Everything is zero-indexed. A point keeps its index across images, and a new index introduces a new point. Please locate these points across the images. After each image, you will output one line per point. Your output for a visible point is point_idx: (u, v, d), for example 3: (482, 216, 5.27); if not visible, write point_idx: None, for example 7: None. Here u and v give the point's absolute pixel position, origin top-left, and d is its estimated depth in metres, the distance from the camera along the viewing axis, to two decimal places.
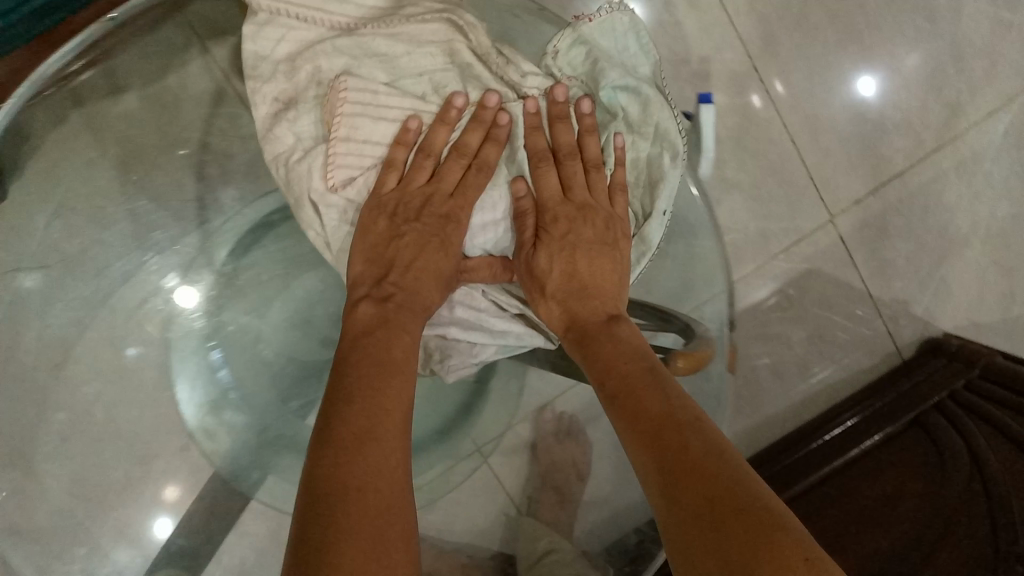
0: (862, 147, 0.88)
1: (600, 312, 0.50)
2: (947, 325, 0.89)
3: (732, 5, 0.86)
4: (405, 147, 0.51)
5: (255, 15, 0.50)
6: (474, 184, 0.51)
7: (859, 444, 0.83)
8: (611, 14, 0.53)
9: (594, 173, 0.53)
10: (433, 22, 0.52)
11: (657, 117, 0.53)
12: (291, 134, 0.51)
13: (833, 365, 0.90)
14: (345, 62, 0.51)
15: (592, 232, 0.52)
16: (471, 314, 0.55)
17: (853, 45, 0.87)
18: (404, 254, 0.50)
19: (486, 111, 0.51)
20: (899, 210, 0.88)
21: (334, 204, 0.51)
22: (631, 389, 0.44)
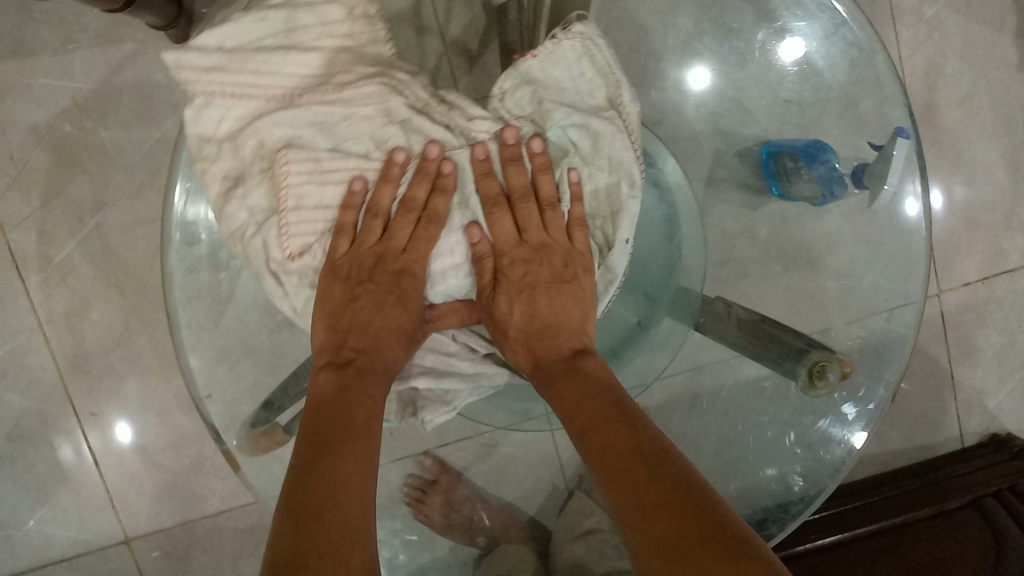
0: (985, 234, 0.92)
1: (564, 349, 0.52)
2: (1012, 424, 0.93)
3: (910, 65, 0.91)
4: (352, 211, 0.50)
5: (192, 98, 0.49)
6: (426, 239, 0.50)
7: (913, 510, 0.85)
8: (559, 40, 0.51)
9: (548, 212, 0.52)
10: (368, 85, 0.49)
11: (610, 147, 0.51)
12: (245, 211, 0.50)
13: (899, 433, 0.92)
14: (287, 133, 0.49)
15: (546, 271, 0.52)
16: (441, 361, 0.54)
17: (1006, 137, 0.92)
18: (364, 317, 0.51)
19: (428, 163, 0.49)
20: (1000, 303, 0.92)
21: (296, 271, 0.51)
22: (594, 428, 0.46)
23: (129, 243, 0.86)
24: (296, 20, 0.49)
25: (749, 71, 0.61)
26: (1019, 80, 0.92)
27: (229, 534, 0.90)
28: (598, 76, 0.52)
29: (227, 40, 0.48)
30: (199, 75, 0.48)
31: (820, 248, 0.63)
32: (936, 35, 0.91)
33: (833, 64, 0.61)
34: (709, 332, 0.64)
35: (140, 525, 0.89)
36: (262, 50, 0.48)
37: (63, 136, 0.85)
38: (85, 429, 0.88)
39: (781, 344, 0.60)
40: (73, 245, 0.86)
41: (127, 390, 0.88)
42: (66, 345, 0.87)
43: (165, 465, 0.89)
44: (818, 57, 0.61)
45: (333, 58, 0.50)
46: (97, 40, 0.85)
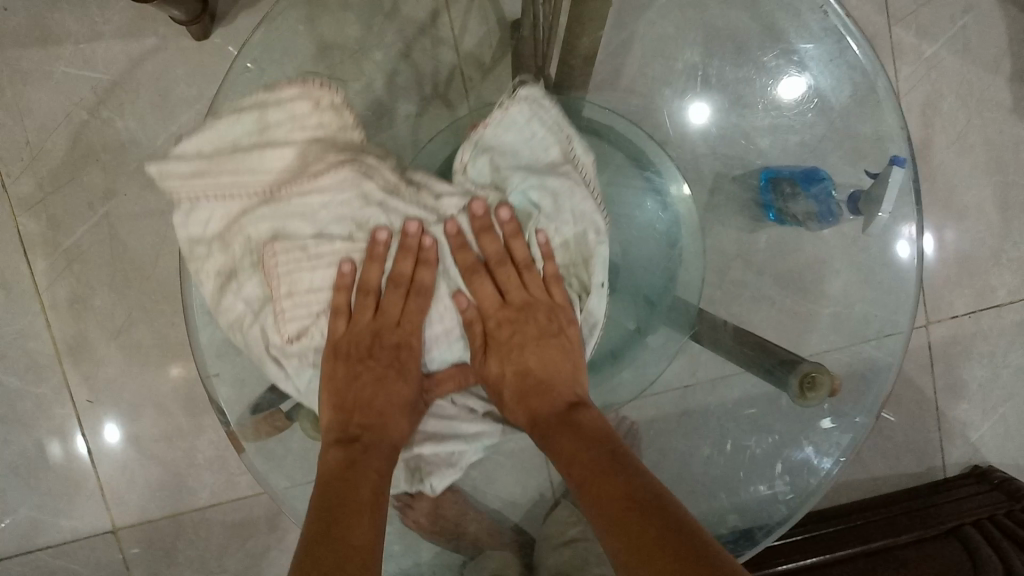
0: (974, 270, 0.94)
1: (559, 402, 0.53)
2: (994, 458, 0.95)
3: (907, 102, 0.94)
4: (344, 291, 0.51)
5: (178, 204, 0.50)
6: (417, 311, 0.53)
7: (894, 536, 0.86)
8: (509, 107, 0.52)
9: (526, 273, 0.54)
10: (340, 174, 0.49)
11: (573, 202, 0.53)
12: (241, 301, 0.52)
13: (883, 460, 0.94)
14: (271, 226, 0.50)
15: (533, 329, 0.54)
16: (442, 425, 0.56)
17: (998, 176, 0.94)
18: (366, 393, 0.52)
19: (409, 240, 0.51)
20: (986, 338, 0.95)
21: (295, 353, 0.52)
22: (588, 478, 0.48)
23: (138, 234, 0.88)
24: (268, 118, 0.50)
25: (746, 85, 0.64)
26: (1013, 121, 0.95)
27: (217, 528, 0.91)
28: (551, 133, 0.53)
29: (204, 145, 0.50)
30: (181, 183, 0.50)
31: (815, 271, 0.65)
32: (935, 74, 0.94)
33: (833, 84, 0.64)
34: (705, 341, 0.66)
35: (130, 515, 0.89)
36: (238, 152, 0.49)
37: (80, 123, 0.87)
38: (80, 415, 0.88)
39: (773, 352, 0.62)
40: (82, 232, 0.87)
41: (125, 379, 0.89)
42: (68, 331, 0.88)
43: (158, 456, 0.89)
44: (816, 74, 0.63)
45: (306, 149, 0.50)
46: (120, 33, 0.87)
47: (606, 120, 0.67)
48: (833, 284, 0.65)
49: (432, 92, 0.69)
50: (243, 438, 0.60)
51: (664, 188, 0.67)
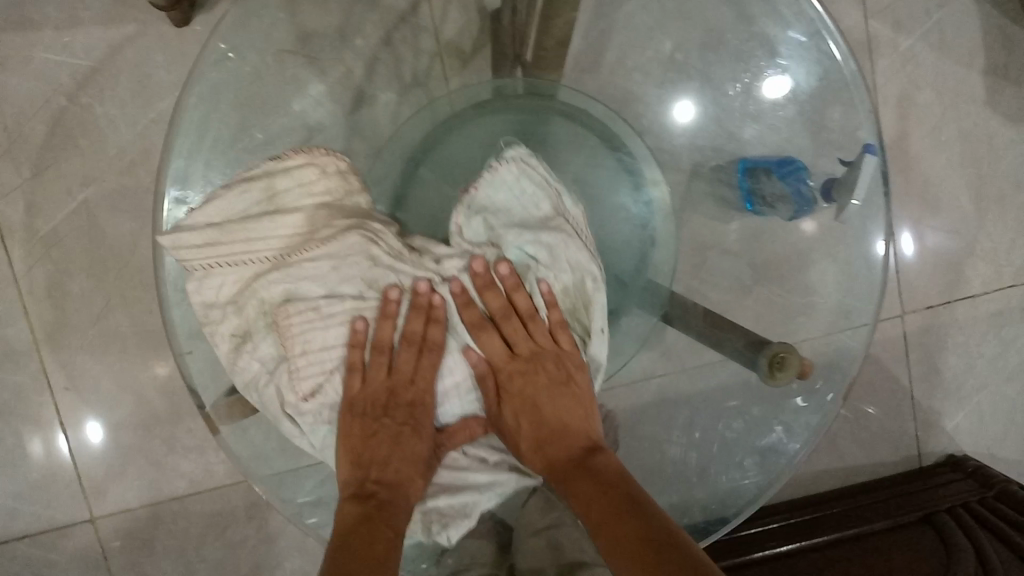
0: (950, 261, 0.95)
1: (576, 447, 0.53)
2: (969, 447, 0.96)
3: (884, 94, 0.95)
4: (358, 348, 0.51)
5: (192, 273, 0.52)
6: (429, 367, 0.52)
7: (870, 523, 0.86)
8: (496, 170, 0.54)
9: (531, 324, 0.53)
10: (349, 237, 0.50)
11: (570, 252, 0.53)
12: (256, 362, 0.52)
13: (860, 449, 0.95)
14: (284, 288, 0.50)
15: (544, 377, 0.53)
16: (454, 477, 0.54)
17: (973, 167, 0.96)
18: (382, 451, 0.52)
19: (420, 298, 0.52)
20: (961, 328, 0.96)
21: (310, 410, 0.52)
22: (607, 521, 0.47)
23: (117, 221, 0.88)
24: (276, 186, 0.52)
25: (725, 73, 0.65)
26: (988, 114, 0.96)
27: (196, 516, 0.90)
28: (539, 188, 0.54)
29: (216, 214, 0.51)
30: (193, 252, 0.51)
31: (784, 262, 0.66)
32: (910, 67, 0.95)
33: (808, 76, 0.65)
34: (675, 323, 0.66)
35: (107, 504, 0.89)
36: (248, 220, 0.51)
37: (59, 110, 0.87)
38: (58, 402, 0.88)
39: (744, 333, 0.64)
40: (61, 218, 0.87)
41: (103, 367, 0.89)
42: (46, 317, 0.88)
43: (135, 443, 0.89)
44: (793, 71, 0.65)
45: (314, 214, 0.52)
46: (99, 19, 0.87)
47: (584, 104, 0.70)
48: (806, 275, 0.66)
49: (412, 81, 0.68)
50: (217, 420, 0.61)
51: (637, 169, 0.67)
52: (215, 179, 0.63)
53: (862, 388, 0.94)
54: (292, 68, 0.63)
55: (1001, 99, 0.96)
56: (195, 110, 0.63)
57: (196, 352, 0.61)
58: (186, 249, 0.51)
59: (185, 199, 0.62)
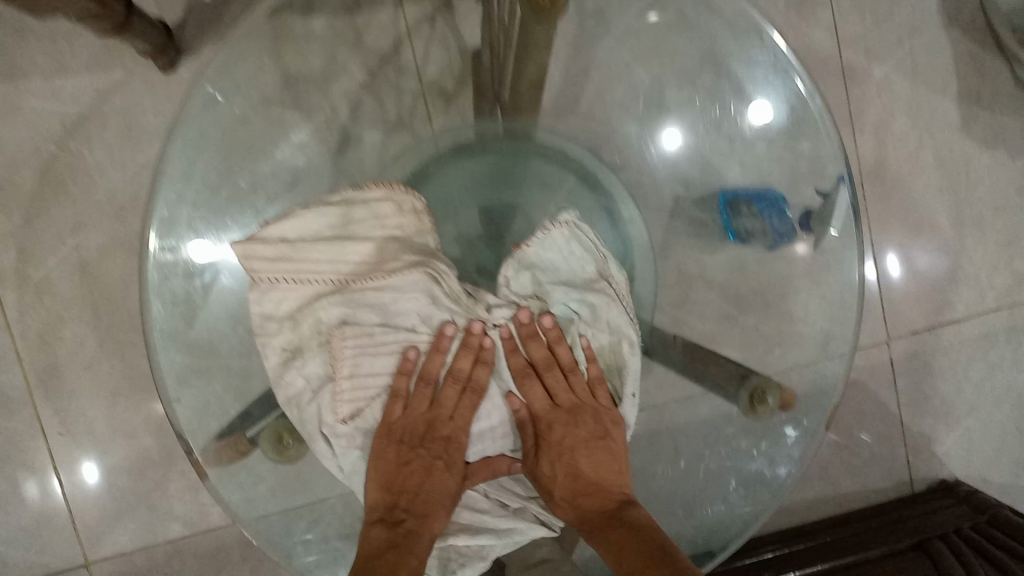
0: (934, 286, 0.96)
1: (608, 500, 0.55)
2: (961, 472, 0.96)
3: (863, 124, 0.96)
4: (406, 376, 0.53)
5: (257, 283, 0.52)
6: (470, 407, 0.54)
7: (864, 550, 0.86)
8: (550, 230, 0.56)
9: (572, 376, 0.55)
10: (414, 274, 0.52)
11: (612, 315, 0.56)
12: (301, 378, 0.52)
13: (851, 477, 0.95)
14: (342, 312, 0.52)
15: (582, 431, 0.55)
16: (475, 517, 0.56)
17: (952, 194, 0.97)
18: (416, 480, 0.54)
19: (474, 338, 0.53)
20: (947, 353, 0.96)
21: (345, 433, 0.52)
22: (638, 573, 0.49)
23: (109, 265, 0.89)
24: (352, 216, 0.54)
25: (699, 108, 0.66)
26: (965, 141, 0.98)
27: (190, 559, 0.90)
28: (586, 254, 0.57)
29: (289, 233, 0.53)
30: (265, 264, 0.52)
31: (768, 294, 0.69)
32: (886, 96, 0.96)
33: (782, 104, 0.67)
34: (656, 357, 0.69)
35: (102, 548, 0.89)
36: (321, 242, 0.53)
37: (49, 158, 0.88)
38: (51, 446, 0.88)
39: (724, 365, 0.67)
40: (52, 264, 0.88)
41: (94, 411, 0.89)
42: (38, 362, 0.88)
43: (128, 487, 0.89)
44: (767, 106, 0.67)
45: (383, 246, 0.54)
46: (87, 67, 0.88)
47: (565, 146, 0.71)
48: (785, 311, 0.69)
49: (397, 120, 0.70)
50: (204, 466, 0.62)
51: (617, 211, 0.69)
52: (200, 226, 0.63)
53: (850, 414, 0.95)
54: (278, 111, 0.64)
55: (975, 125, 0.98)
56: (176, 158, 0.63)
57: (183, 399, 0.63)
58: (253, 259, 0.52)
59: (174, 252, 0.63)
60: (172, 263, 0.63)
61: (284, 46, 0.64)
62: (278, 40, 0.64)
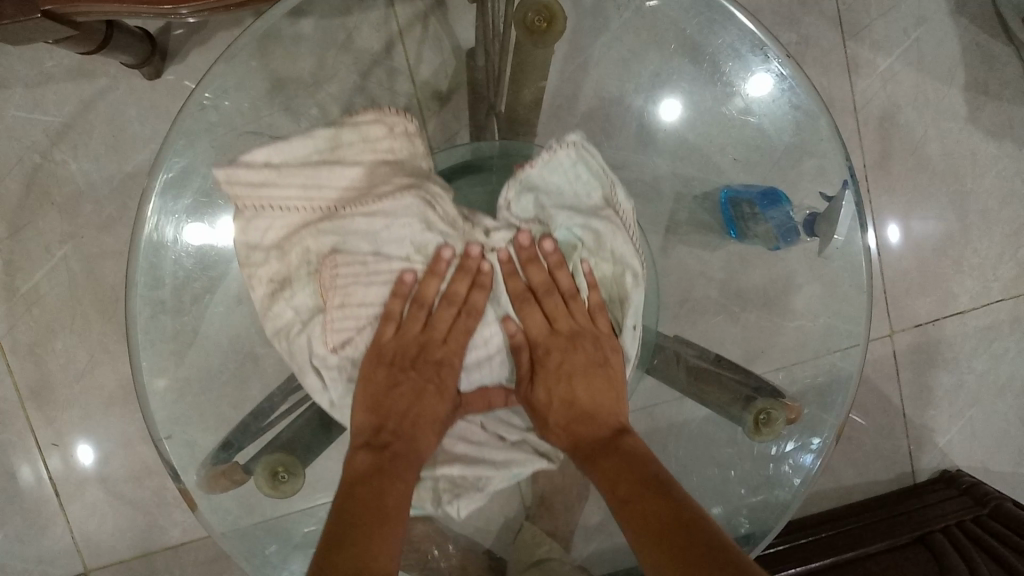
0: (937, 277, 0.96)
1: (607, 428, 0.55)
2: (963, 462, 0.96)
3: (863, 115, 0.96)
4: (400, 300, 0.54)
5: (241, 211, 0.52)
6: (464, 330, 0.55)
7: (865, 545, 0.85)
8: (556, 150, 0.55)
9: (571, 302, 0.56)
10: (405, 197, 0.53)
11: (615, 244, 0.55)
12: (291, 310, 0.54)
13: (853, 468, 0.95)
14: (333, 241, 0.53)
15: (582, 357, 0.56)
16: (469, 447, 0.57)
17: (956, 184, 0.97)
18: (402, 403, 0.54)
19: (470, 261, 0.54)
20: (950, 344, 0.96)
21: (336, 364, 0.54)
22: (632, 500, 0.49)
23: (100, 274, 0.88)
24: (341, 138, 0.54)
25: (705, 117, 0.66)
26: (969, 131, 0.97)
27: (191, 566, 0.90)
28: (593, 178, 0.56)
29: (274, 156, 0.52)
30: (248, 190, 0.52)
31: (776, 295, 0.68)
32: (889, 87, 0.96)
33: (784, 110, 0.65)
34: (659, 373, 0.68)
35: (103, 557, 0.89)
36: (308, 165, 0.53)
37: (34, 167, 0.87)
38: (46, 459, 0.88)
39: (730, 388, 0.65)
40: (41, 275, 0.88)
41: (91, 421, 0.88)
42: (29, 375, 0.88)
43: (127, 496, 0.89)
44: (760, 116, 0.65)
45: (373, 170, 0.54)
46: (70, 75, 0.88)
47: None
48: (791, 322, 0.68)
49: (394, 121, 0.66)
50: (196, 494, 0.61)
51: None
52: (190, 261, 0.62)
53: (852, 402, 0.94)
54: (266, 116, 0.62)
55: (982, 114, 0.98)
56: (164, 188, 0.61)
57: (177, 435, 0.62)
58: (238, 185, 0.52)
59: (169, 243, 0.62)
60: (165, 255, 0.62)
61: (272, 52, 0.62)
62: (265, 50, 0.62)
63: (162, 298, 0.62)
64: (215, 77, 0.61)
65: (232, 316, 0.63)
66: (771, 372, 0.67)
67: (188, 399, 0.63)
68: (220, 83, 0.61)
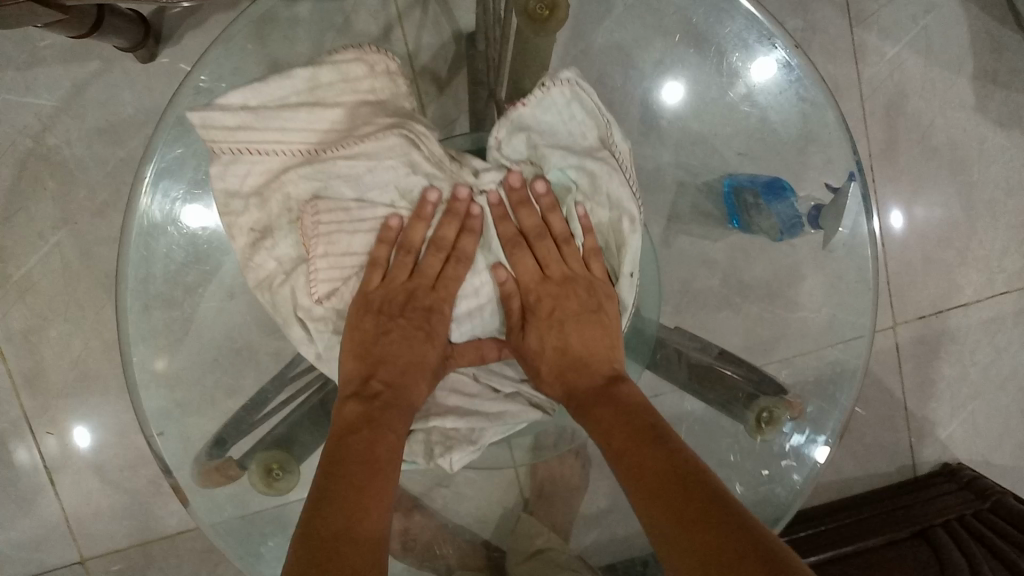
0: (941, 269, 0.95)
1: (600, 375, 0.56)
2: (964, 455, 0.96)
3: (870, 104, 0.94)
4: (386, 245, 0.54)
5: (218, 156, 0.52)
6: (453, 277, 0.56)
7: (864, 539, 0.85)
8: (550, 88, 0.53)
9: (563, 247, 0.57)
10: (389, 137, 0.52)
11: (610, 186, 0.54)
12: (273, 260, 0.54)
13: (853, 461, 0.95)
14: (314, 186, 0.53)
15: (574, 304, 0.56)
16: (462, 399, 0.57)
17: (962, 175, 0.96)
18: (393, 350, 0.54)
19: (458, 204, 0.55)
20: (953, 336, 0.95)
21: (322, 315, 0.55)
22: (629, 451, 0.49)
23: (94, 261, 0.87)
24: (319, 77, 0.53)
25: (705, 99, 0.65)
26: (976, 120, 0.96)
27: (187, 554, 0.90)
28: (591, 118, 0.54)
29: (251, 98, 0.51)
30: (224, 134, 0.51)
31: (780, 287, 0.67)
32: (897, 75, 0.94)
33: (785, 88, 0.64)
34: (660, 370, 0.67)
35: (98, 546, 0.88)
36: (285, 108, 0.52)
37: (26, 152, 0.86)
38: (41, 449, 0.87)
39: (731, 383, 0.65)
40: (34, 262, 0.87)
41: (86, 410, 0.88)
42: (23, 362, 0.87)
43: (122, 485, 0.88)
44: (760, 98, 0.64)
45: (354, 111, 0.54)
46: (62, 58, 0.86)
47: None
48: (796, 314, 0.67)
49: None
50: (189, 489, 0.61)
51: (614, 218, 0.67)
52: (183, 255, 0.61)
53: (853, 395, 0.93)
54: None
55: (990, 104, 0.96)
56: (158, 180, 0.60)
57: (170, 432, 0.61)
58: (214, 130, 0.51)
59: (161, 236, 0.61)
60: (157, 245, 0.61)
61: (269, 37, 0.61)
62: (261, 36, 0.61)
63: (155, 291, 0.61)
64: (210, 63, 0.60)
65: (226, 310, 0.63)
66: (770, 364, 0.66)
67: (181, 394, 0.62)
68: (215, 70, 0.60)
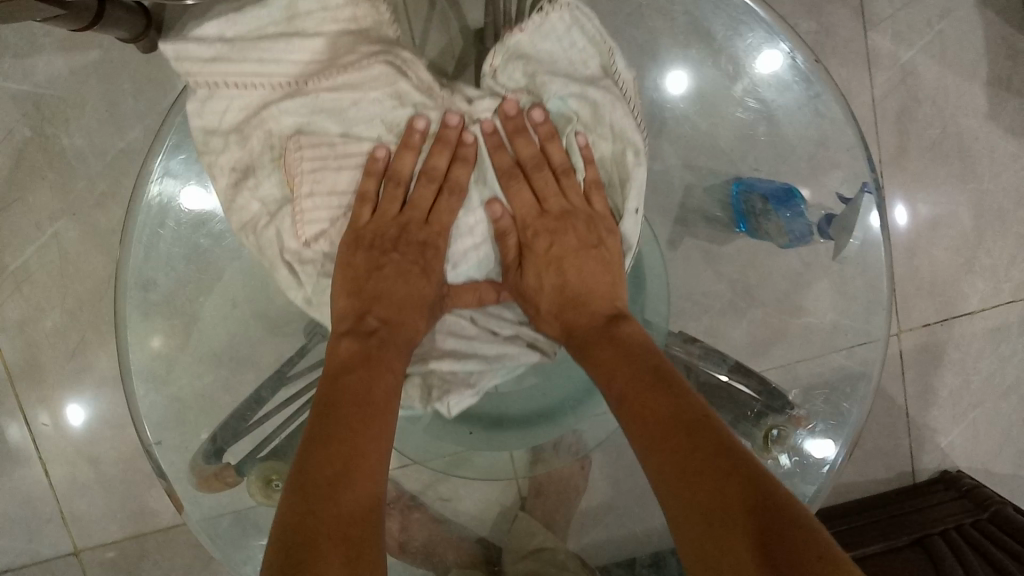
0: (947, 276, 0.95)
1: (598, 315, 0.56)
2: (964, 463, 0.96)
3: (881, 108, 0.93)
4: (374, 175, 0.55)
5: (197, 91, 0.53)
6: (448, 209, 0.56)
7: (860, 547, 0.84)
8: (547, 12, 0.54)
9: (563, 179, 0.57)
10: (374, 66, 0.53)
11: (608, 116, 0.55)
12: (256, 202, 0.55)
13: (852, 467, 0.95)
14: (296, 121, 0.54)
15: (573, 239, 0.56)
16: (459, 343, 0.58)
17: (973, 181, 0.95)
18: (386, 284, 0.55)
19: (449, 131, 0.54)
20: (957, 344, 0.95)
21: (312, 258, 0.56)
22: (630, 394, 0.49)
23: (91, 251, 0.86)
24: (297, 7, 0.54)
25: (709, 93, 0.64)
26: (988, 127, 0.95)
27: (181, 549, 0.89)
28: (591, 46, 0.56)
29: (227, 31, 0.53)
30: (200, 66, 0.52)
31: (788, 293, 0.65)
32: (909, 80, 0.93)
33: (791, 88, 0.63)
34: None
35: (92, 538, 0.88)
36: (263, 39, 0.53)
37: (23, 140, 0.85)
38: (37, 440, 0.87)
39: (733, 398, 0.64)
40: (31, 252, 0.86)
41: (81, 403, 0.87)
42: (19, 352, 0.86)
43: (116, 478, 0.88)
44: (764, 92, 0.64)
45: (335, 41, 0.54)
46: (61, 46, 0.85)
47: None
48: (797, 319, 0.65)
49: None
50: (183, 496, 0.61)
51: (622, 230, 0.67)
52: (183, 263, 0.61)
53: None
54: None
55: (1003, 111, 0.95)
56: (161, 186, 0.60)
57: (169, 440, 0.61)
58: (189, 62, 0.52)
59: (161, 241, 0.60)
60: (158, 251, 0.60)
61: None
62: None
63: (155, 296, 0.61)
64: None
65: (225, 317, 0.62)
66: (772, 368, 0.65)
67: (180, 399, 0.62)
68: None
